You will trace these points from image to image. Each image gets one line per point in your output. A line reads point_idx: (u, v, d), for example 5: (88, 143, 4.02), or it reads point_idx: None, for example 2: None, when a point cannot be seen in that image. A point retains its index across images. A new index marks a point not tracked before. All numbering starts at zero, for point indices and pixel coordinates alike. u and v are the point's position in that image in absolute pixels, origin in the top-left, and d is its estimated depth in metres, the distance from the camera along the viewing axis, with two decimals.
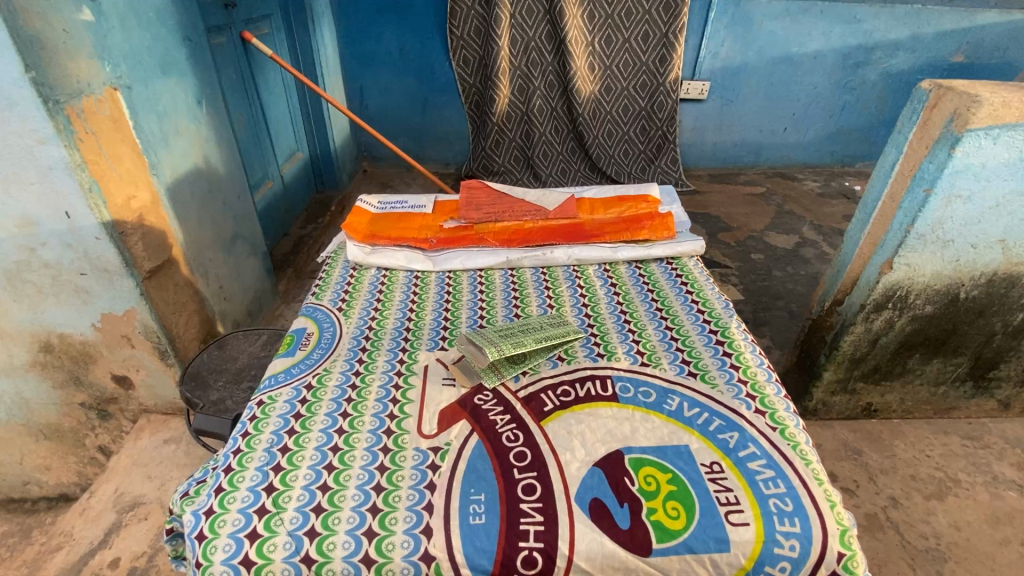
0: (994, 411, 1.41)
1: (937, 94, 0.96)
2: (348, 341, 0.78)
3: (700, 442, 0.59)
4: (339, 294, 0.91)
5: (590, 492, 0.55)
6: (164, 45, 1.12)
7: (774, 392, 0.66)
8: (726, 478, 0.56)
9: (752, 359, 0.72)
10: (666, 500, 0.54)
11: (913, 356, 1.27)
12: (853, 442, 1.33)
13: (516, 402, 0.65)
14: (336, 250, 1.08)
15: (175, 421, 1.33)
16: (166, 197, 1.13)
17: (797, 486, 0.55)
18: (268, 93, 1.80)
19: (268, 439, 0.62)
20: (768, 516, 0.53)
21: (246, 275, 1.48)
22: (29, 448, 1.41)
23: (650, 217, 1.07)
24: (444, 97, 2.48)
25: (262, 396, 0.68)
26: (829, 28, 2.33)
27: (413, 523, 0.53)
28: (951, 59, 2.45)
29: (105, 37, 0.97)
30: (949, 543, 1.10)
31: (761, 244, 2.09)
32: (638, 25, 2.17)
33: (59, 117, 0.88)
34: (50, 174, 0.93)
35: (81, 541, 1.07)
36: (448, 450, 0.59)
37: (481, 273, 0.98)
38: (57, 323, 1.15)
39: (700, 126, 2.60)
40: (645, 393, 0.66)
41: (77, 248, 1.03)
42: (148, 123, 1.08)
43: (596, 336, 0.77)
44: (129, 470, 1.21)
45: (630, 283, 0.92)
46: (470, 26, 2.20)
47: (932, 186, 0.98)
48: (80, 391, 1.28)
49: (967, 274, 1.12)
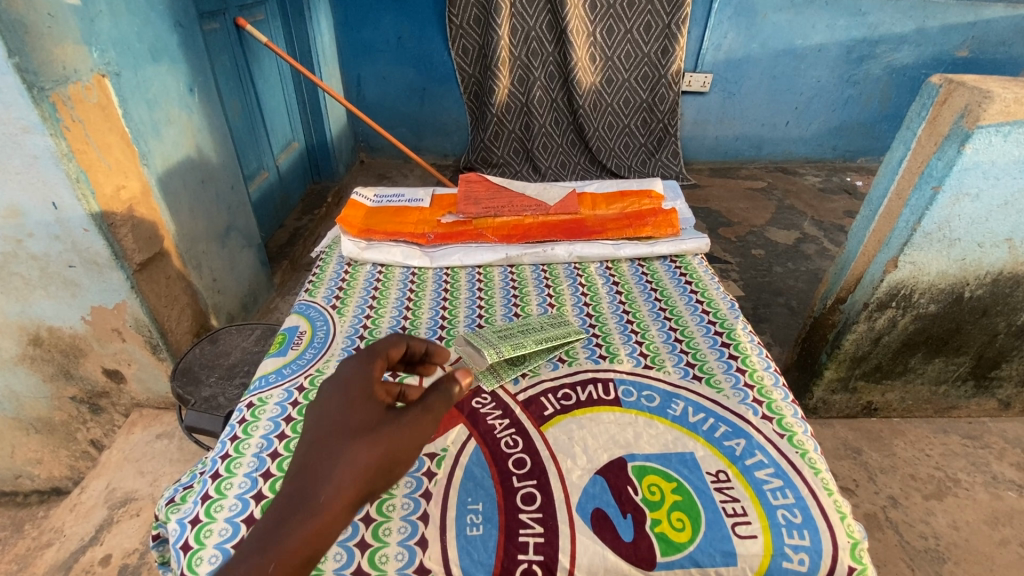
0: (994, 410, 1.40)
1: (948, 89, 0.93)
2: (342, 341, 0.76)
3: (705, 449, 0.58)
4: (333, 291, 0.89)
5: (592, 502, 0.53)
6: (155, 31, 1.09)
7: (781, 397, 0.64)
8: (733, 487, 0.54)
9: (758, 361, 0.69)
10: (670, 511, 0.52)
11: (915, 355, 1.25)
12: (852, 441, 1.32)
13: (515, 406, 0.63)
14: (330, 245, 1.05)
15: (167, 416, 1.30)
16: (156, 187, 1.11)
17: (805, 496, 0.53)
18: (261, 80, 1.76)
19: (257, 444, 0.59)
20: (776, 529, 0.51)
21: (240, 266, 1.45)
22: (19, 441, 1.39)
23: (655, 213, 1.04)
24: (443, 87, 2.44)
25: (252, 398, 0.66)
26: (833, 20, 2.30)
27: (408, 534, 0.51)
28: (956, 54, 2.42)
29: (92, 22, 0.93)
30: (948, 544, 1.09)
31: (762, 239, 2.08)
32: (639, 15, 2.13)
33: (44, 104, 0.86)
34: (37, 164, 0.90)
35: (72, 537, 1.06)
36: (445, 456, 0.57)
37: (480, 269, 0.96)
38: (46, 316, 1.12)
39: (701, 120, 2.57)
40: (649, 397, 0.64)
41: (65, 240, 1.00)
42: (137, 111, 1.05)
43: (598, 337, 0.75)
44: (121, 465, 1.19)
45: (633, 282, 0.90)
46: (470, 14, 2.16)
47: (940, 184, 0.96)
48: (71, 384, 1.26)
49: (972, 274, 1.11)
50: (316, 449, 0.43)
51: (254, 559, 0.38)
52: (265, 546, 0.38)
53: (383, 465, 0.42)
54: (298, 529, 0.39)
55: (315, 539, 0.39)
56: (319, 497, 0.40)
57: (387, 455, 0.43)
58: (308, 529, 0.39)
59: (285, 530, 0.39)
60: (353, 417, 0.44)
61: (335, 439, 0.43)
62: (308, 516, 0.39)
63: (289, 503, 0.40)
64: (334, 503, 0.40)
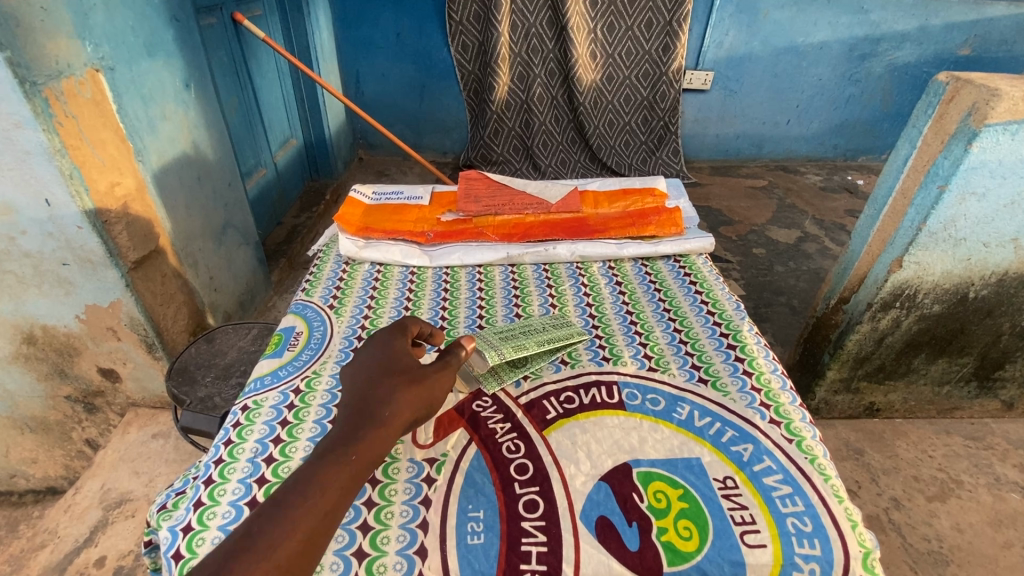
0: (997, 411, 1.39)
1: (954, 87, 0.92)
2: (339, 342, 0.75)
3: (712, 455, 0.56)
4: (330, 290, 0.88)
5: (596, 509, 0.52)
6: (150, 25, 1.07)
7: (789, 400, 0.63)
8: (741, 495, 0.53)
9: (765, 364, 0.68)
10: (677, 519, 0.51)
11: (918, 356, 1.24)
12: (854, 442, 1.31)
13: (516, 409, 0.62)
14: (328, 243, 1.04)
15: (163, 416, 1.29)
16: (151, 184, 1.09)
17: (815, 504, 0.52)
18: (259, 76, 1.74)
19: (252, 448, 0.58)
20: (786, 537, 0.49)
21: (237, 264, 1.44)
22: (14, 440, 1.37)
23: (658, 212, 1.03)
24: (442, 84, 2.42)
25: (247, 401, 0.65)
26: (835, 18, 2.29)
27: (407, 543, 0.49)
28: (959, 52, 2.40)
29: (86, 16, 0.92)
30: (952, 546, 1.08)
31: (763, 238, 2.06)
32: (641, 12, 2.11)
33: (37, 99, 0.84)
34: (29, 160, 0.89)
35: (66, 538, 1.04)
36: (445, 462, 0.56)
37: (480, 269, 0.95)
38: (40, 314, 1.11)
39: (702, 118, 2.55)
40: (653, 400, 0.63)
41: (58, 238, 0.98)
42: (132, 107, 1.03)
43: (601, 338, 0.74)
44: (116, 465, 1.18)
45: (636, 282, 0.89)
46: (470, 11, 2.14)
47: (947, 183, 0.95)
48: (66, 383, 1.24)
49: (977, 274, 1.09)
50: (374, 380, 0.51)
51: (336, 451, 0.44)
52: (346, 444, 0.45)
53: (430, 396, 0.51)
54: (373, 432, 0.46)
55: (385, 444, 0.46)
56: (382, 413, 0.48)
57: (431, 388, 0.51)
58: (380, 432, 0.46)
59: (358, 434, 0.46)
60: (399, 359, 0.53)
61: (386, 375, 0.51)
62: (379, 424, 0.47)
63: (359, 415, 0.47)
64: (398, 417, 0.48)
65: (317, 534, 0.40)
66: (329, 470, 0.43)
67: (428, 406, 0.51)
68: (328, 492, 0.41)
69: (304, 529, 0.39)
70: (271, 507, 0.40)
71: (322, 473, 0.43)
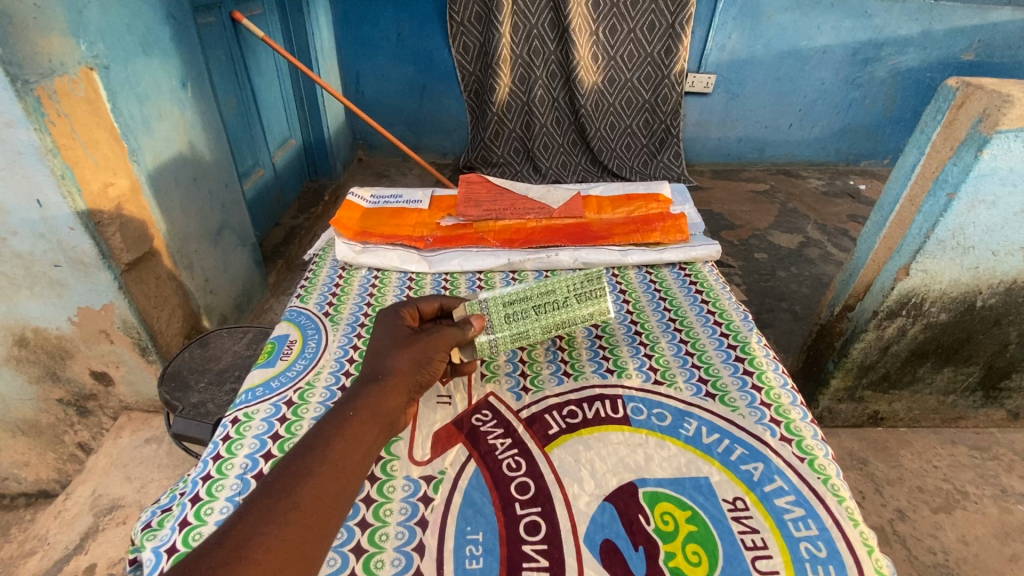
0: (1002, 421, 1.37)
1: (965, 93, 0.90)
2: (334, 352, 0.73)
3: (721, 474, 0.55)
4: (326, 297, 0.86)
5: (601, 532, 0.50)
6: (146, 23, 1.05)
7: (799, 416, 0.61)
8: (751, 517, 0.51)
9: (775, 378, 0.66)
10: (686, 544, 0.49)
11: (924, 365, 1.22)
12: (858, 451, 1.29)
13: (517, 424, 0.60)
14: (324, 248, 1.01)
15: (157, 420, 1.26)
16: (146, 184, 1.07)
17: (829, 528, 0.50)
18: (257, 76, 1.72)
19: (241, 464, 0.56)
20: (800, 563, 0.47)
21: (233, 265, 1.42)
22: (6, 443, 1.35)
23: (662, 218, 1.01)
24: (443, 84, 2.40)
25: (237, 413, 0.62)
26: (838, 22, 2.27)
27: (401, 567, 0.47)
28: (962, 57, 2.39)
29: (80, 13, 0.90)
30: (957, 560, 1.06)
31: (765, 243, 2.04)
32: (643, 15, 2.09)
33: (28, 98, 0.82)
34: (21, 160, 0.86)
35: (56, 545, 1.02)
36: (443, 480, 0.54)
37: (480, 275, 0.93)
38: (32, 316, 1.08)
39: (705, 120, 2.53)
40: (659, 415, 0.61)
41: (50, 238, 0.96)
42: (127, 105, 1.01)
43: (604, 349, 0.72)
44: (107, 470, 1.15)
45: (641, 290, 0.87)
46: (471, 12, 2.13)
47: (956, 190, 0.93)
48: (58, 386, 1.22)
49: (985, 282, 1.08)
50: (374, 352, 0.57)
51: (340, 409, 0.50)
52: (348, 404, 0.51)
53: (421, 357, 0.57)
54: (370, 393, 0.52)
55: (385, 401, 0.52)
56: (381, 375, 0.54)
57: (423, 350, 0.58)
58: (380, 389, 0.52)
59: (360, 394, 0.52)
60: (393, 331, 0.60)
61: (384, 348, 0.58)
62: (375, 385, 0.53)
63: (358, 383, 0.54)
64: (391, 379, 0.54)
65: (330, 478, 0.45)
66: (333, 428, 0.48)
67: (424, 367, 0.57)
68: (334, 444, 0.47)
69: (317, 475, 0.45)
70: (291, 457, 0.46)
71: (329, 429, 0.48)
